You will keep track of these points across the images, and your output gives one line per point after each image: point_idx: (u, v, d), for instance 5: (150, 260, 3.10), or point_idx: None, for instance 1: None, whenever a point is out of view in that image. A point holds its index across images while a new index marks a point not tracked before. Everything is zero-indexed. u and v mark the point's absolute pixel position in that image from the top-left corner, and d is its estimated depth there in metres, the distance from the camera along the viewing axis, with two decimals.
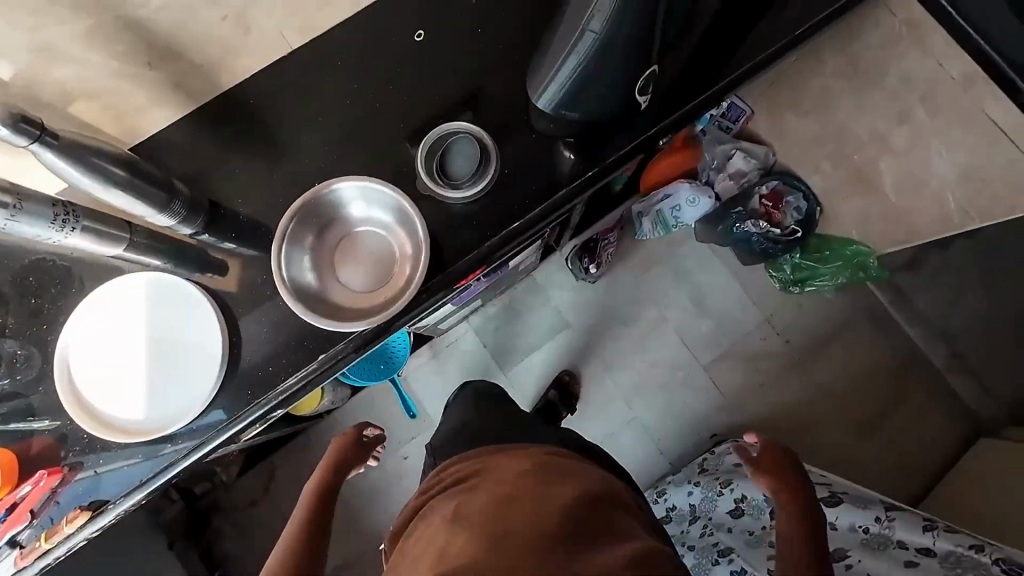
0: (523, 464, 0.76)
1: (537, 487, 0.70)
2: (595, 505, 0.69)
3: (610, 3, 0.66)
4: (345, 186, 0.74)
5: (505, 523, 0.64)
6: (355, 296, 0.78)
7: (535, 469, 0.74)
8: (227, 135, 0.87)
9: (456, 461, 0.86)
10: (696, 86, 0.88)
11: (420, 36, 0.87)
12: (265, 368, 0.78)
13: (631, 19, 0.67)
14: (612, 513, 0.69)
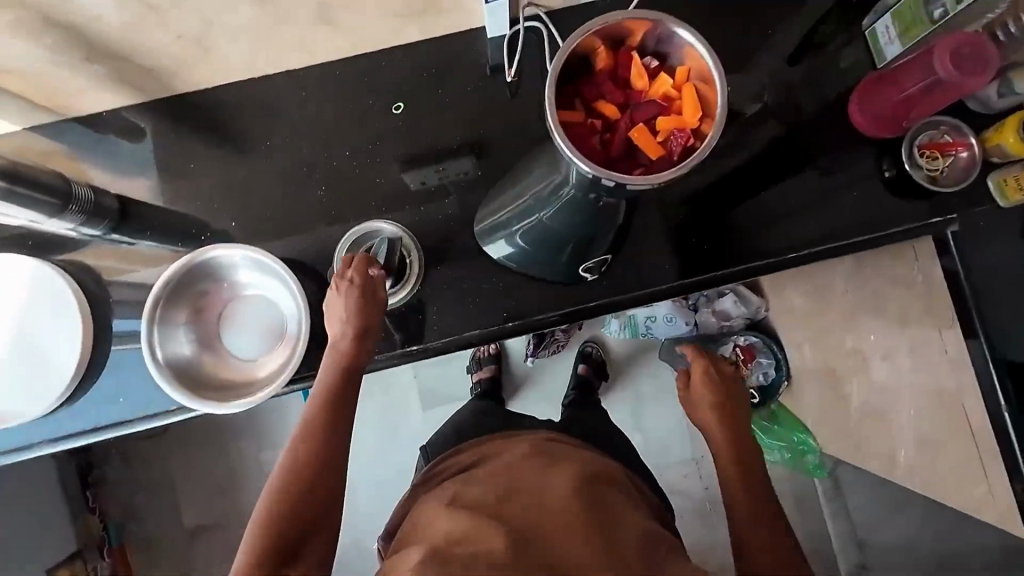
0: (519, 450, 0.74)
1: (532, 475, 0.67)
2: (597, 491, 0.66)
3: (551, 204, 0.66)
4: (228, 255, 0.70)
5: (508, 508, 0.61)
6: (232, 368, 0.73)
7: (530, 453, 0.72)
8: (172, 135, 0.83)
9: (449, 454, 0.82)
10: (655, 267, 0.81)
11: (397, 109, 0.82)
12: (116, 398, 0.77)
13: (575, 220, 0.66)
14: (610, 500, 0.67)
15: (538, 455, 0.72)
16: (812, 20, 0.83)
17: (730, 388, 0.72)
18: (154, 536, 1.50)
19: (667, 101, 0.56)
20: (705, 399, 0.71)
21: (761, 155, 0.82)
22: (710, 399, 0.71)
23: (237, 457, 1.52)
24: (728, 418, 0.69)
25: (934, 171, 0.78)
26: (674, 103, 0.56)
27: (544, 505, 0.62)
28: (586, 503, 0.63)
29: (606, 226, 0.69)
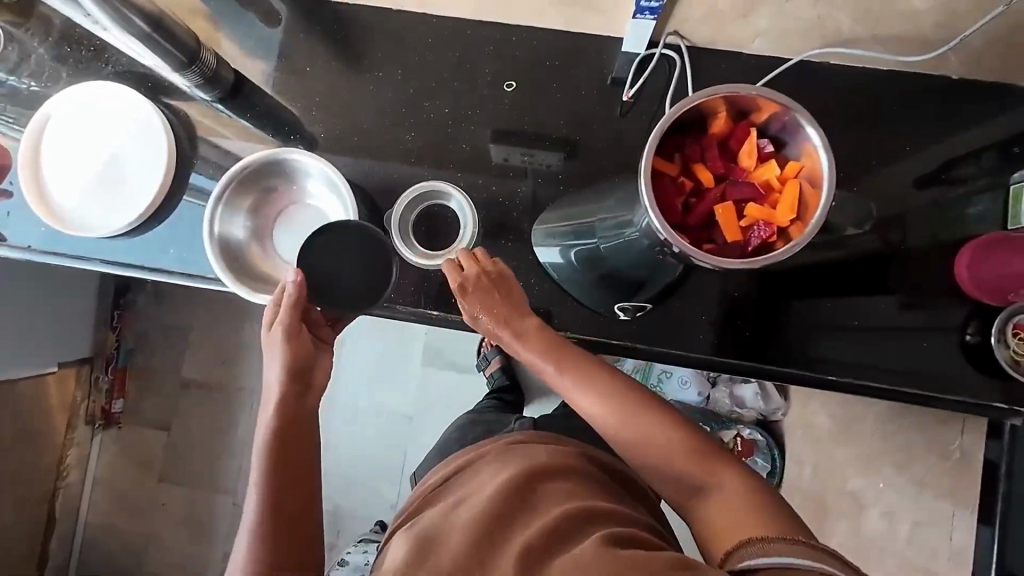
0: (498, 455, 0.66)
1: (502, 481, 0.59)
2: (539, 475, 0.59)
3: (618, 235, 0.65)
4: (304, 161, 0.74)
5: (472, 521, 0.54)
6: (273, 266, 0.77)
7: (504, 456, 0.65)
8: (303, 33, 0.87)
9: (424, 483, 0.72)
10: (693, 332, 0.79)
11: (509, 86, 0.83)
12: (167, 248, 0.82)
13: (632, 259, 0.65)
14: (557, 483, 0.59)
15: (477, 466, 0.66)
16: (957, 154, 0.77)
17: (561, 347, 0.65)
18: (154, 372, 1.63)
19: (765, 190, 0.54)
20: (574, 360, 0.64)
21: (843, 267, 0.78)
22: (603, 381, 0.63)
23: (247, 335, 1.61)
24: (588, 380, 0.63)
25: (1019, 354, 0.71)
26: (772, 193, 0.54)
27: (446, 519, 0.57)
28: (510, 501, 0.55)
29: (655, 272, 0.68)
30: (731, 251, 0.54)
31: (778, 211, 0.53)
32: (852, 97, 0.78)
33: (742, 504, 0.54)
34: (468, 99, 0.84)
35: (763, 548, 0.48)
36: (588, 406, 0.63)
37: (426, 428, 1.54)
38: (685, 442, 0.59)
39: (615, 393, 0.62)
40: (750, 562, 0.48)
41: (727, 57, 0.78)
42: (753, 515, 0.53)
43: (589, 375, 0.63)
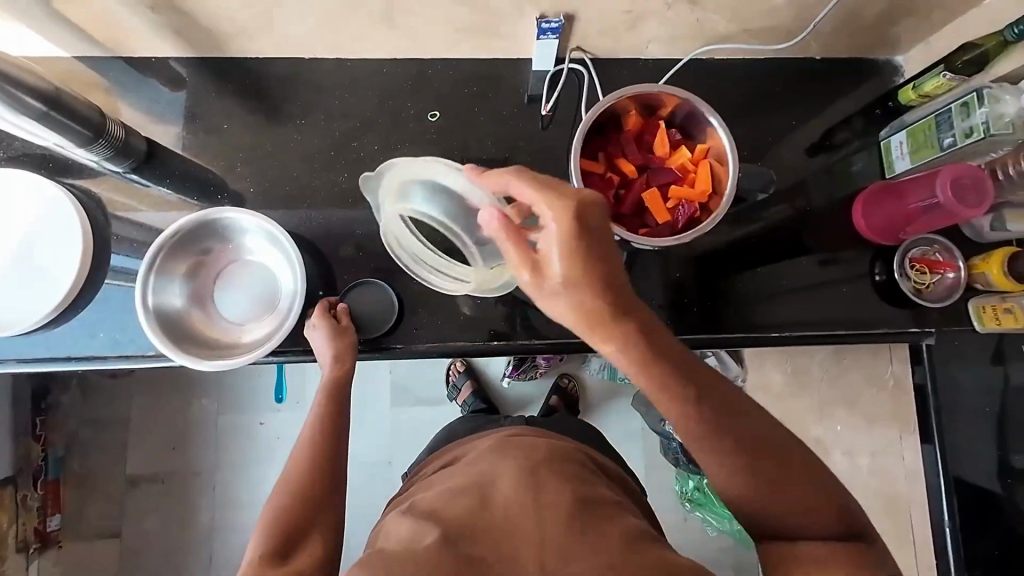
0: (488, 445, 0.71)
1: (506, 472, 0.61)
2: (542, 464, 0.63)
3: None
4: (238, 218, 0.72)
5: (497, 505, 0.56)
6: (219, 330, 0.74)
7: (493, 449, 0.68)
8: (213, 91, 0.85)
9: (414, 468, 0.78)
10: (648, 318, 0.83)
11: (431, 116, 0.86)
12: (96, 332, 0.76)
13: None
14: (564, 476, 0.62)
15: (491, 449, 0.68)
16: (834, 122, 0.89)
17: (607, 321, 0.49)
18: (95, 475, 1.47)
19: (683, 172, 0.59)
20: (651, 344, 0.49)
21: (763, 234, 0.86)
22: (670, 380, 0.49)
23: (197, 413, 1.50)
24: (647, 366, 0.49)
25: (920, 284, 0.82)
26: (689, 174, 0.60)
27: (509, 503, 0.56)
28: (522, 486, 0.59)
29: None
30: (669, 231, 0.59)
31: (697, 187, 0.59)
32: (739, 86, 0.88)
33: (833, 503, 0.52)
34: (395, 133, 0.85)
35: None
36: (621, 367, 0.50)
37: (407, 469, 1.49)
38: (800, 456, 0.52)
39: (688, 419, 0.51)
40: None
41: (626, 64, 0.85)
42: (828, 523, 0.51)
43: (625, 340, 0.49)
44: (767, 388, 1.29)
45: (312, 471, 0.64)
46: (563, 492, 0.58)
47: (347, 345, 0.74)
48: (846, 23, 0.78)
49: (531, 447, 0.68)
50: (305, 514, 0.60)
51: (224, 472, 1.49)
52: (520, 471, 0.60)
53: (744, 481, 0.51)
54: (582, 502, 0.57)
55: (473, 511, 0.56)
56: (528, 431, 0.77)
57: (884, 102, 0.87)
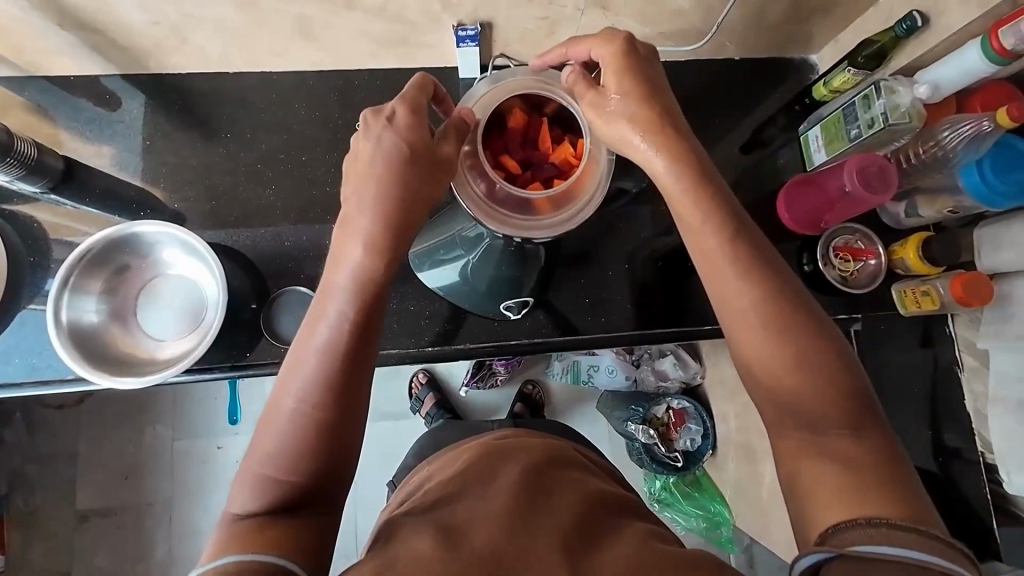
0: (488, 446, 0.68)
1: (485, 469, 0.62)
2: (538, 471, 0.62)
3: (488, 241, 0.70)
4: (156, 231, 0.71)
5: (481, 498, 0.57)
6: (139, 346, 0.72)
7: (489, 452, 0.66)
8: (134, 107, 0.84)
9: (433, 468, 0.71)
10: (586, 317, 0.83)
11: (360, 125, 0.86)
12: (11, 358, 0.74)
13: None
14: (559, 482, 0.62)
15: (487, 452, 0.67)
16: (756, 119, 0.92)
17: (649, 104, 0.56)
18: (41, 512, 1.40)
19: (566, 165, 0.64)
20: (690, 151, 0.55)
21: None
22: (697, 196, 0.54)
23: (151, 441, 1.45)
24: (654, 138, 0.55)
25: (845, 272, 0.84)
26: (570, 169, 0.64)
27: (499, 498, 0.57)
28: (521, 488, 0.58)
29: (519, 266, 0.78)
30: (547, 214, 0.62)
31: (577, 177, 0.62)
32: None
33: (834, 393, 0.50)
34: (325, 144, 0.85)
35: (880, 535, 0.43)
36: (632, 121, 0.56)
37: (372, 487, 1.46)
38: (809, 378, 0.50)
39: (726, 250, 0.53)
40: (867, 547, 0.43)
41: None
42: (857, 455, 0.48)
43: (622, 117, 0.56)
44: (722, 382, 1.31)
45: (305, 459, 0.51)
46: (568, 502, 0.58)
47: (377, 289, 0.55)
48: (754, 23, 0.81)
49: (528, 448, 0.68)
50: (299, 516, 0.49)
51: (181, 499, 1.43)
52: (522, 476, 0.60)
53: (780, 325, 0.51)
54: (584, 508, 0.58)
55: (450, 508, 0.57)
56: (516, 431, 0.75)
57: (801, 99, 0.90)
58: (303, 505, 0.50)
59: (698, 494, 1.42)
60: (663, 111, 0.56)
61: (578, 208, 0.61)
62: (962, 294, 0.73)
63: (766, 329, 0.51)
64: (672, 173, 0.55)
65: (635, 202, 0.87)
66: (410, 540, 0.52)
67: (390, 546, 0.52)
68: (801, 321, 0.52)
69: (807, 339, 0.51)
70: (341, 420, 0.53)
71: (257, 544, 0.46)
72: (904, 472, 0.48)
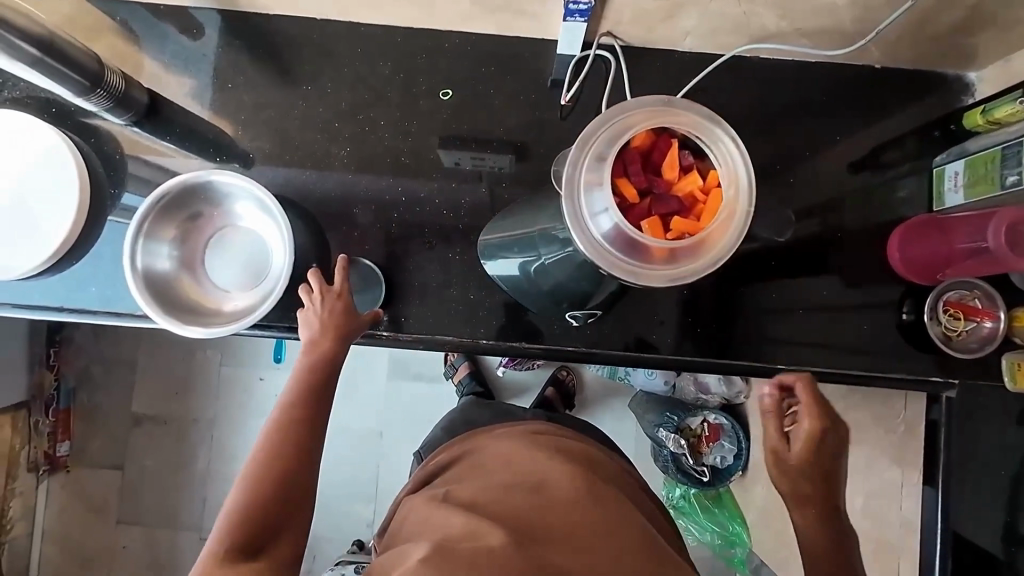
0: (521, 443, 0.64)
1: (535, 469, 0.60)
2: (591, 483, 0.59)
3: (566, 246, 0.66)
4: (227, 183, 0.70)
5: (532, 507, 0.54)
6: (206, 295, 0.73)
7: (535, 448, 0.63)
8: (219, 43, 0.81)
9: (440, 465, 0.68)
10: (650, 335, 0.79)
11: (443, 93, 0.80)
12: (87, 285, 0.76)
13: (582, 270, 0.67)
14: (611, 500, 0.58)
15: (533, 444, 0.64)
16: (885, 142, 0.80)
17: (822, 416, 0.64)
18: (102, 409, 1.53)
19: (690, 200, 0.55)
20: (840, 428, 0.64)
21: (787, 257, 0.79)
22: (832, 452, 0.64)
23: (202, 363, 1.53)
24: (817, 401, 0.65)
25: (950, 331, 0.75)
26: (693, 204, 0.55)
27: (553, 509, 0.54)
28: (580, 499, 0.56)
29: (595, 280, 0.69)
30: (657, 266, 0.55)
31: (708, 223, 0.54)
32: (783, 92, 0.80)
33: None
34: (404, 108, 0.81)
35: None
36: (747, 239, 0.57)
37: (398, 442, 1.51)
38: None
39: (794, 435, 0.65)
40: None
41: (660, 56, 0.78)
42: None
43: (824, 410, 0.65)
44: (770, 409, 1.25)
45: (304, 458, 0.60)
46: (622, 525, 0.55)
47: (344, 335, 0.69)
48: (913, 30, 0.69)
49: (575, 452, 0.65)
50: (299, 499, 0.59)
51: (223, 421, 1.53)
52: (579, 486, 0.57)
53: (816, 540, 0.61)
54: (640, 539, 0.54)
55: (505, 503, 0.55)
56: (549, 425, 0.72)
57: (946, 124, 0.78)
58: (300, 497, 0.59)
59: (717, 509, 1.39)
60: (827, 424, 0.63)
61: (702, 261, 0.54)
62: None
63: (821, 520, 0.62)
64: (773, 392, 0.66)
65: None
66: (452, 532, 0.51)
67: (428, 530, 0.53)
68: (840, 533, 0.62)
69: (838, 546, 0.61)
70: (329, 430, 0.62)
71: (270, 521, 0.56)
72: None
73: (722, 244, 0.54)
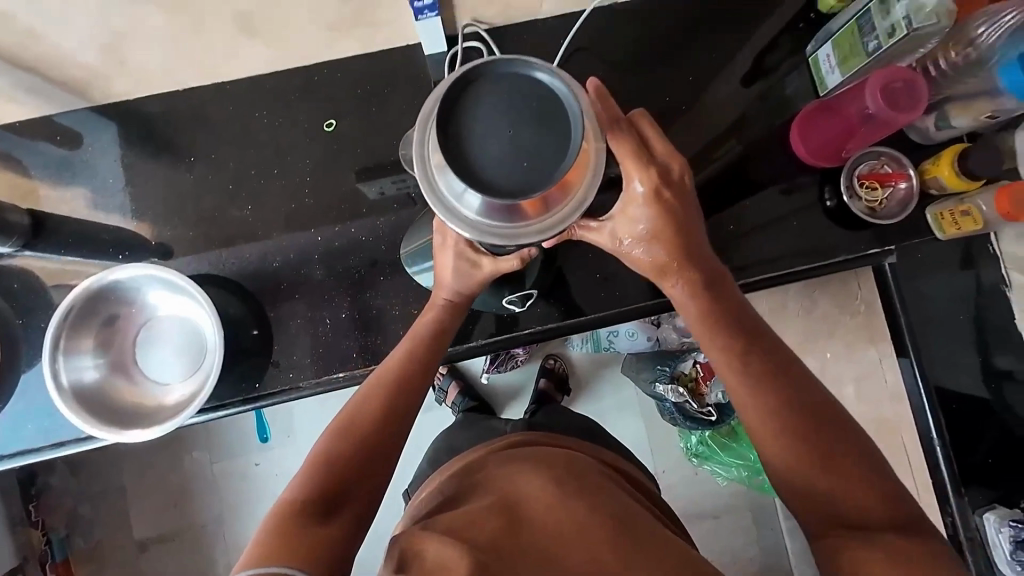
0: (488, 464, 0.62)
1: (507, 480, 0.57)
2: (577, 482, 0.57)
3: None
4: (130, 275, 0.67)
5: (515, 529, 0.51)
6: (147, 393, 0.70)
7: (501, 461, 0.61)
8: (92, 141, 0.79)
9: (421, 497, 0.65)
10: (599, 297, 0.79)
11: (327, 125, 0.79)
12: (24, 422, 0.73)
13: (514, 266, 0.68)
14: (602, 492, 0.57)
15: (501, 459, 0.62)
16: (761, 47, 0.83)
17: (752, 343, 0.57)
18: (99, 550, 1.41)
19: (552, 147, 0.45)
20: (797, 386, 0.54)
21: (704, 180, 0.81)
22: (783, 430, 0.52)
23: (191, 467, 1.43)
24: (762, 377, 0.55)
25: (873, 202, 0.77)
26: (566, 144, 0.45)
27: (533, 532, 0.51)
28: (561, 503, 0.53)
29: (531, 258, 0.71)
30: (546, 215, 0.45)
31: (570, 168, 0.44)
32: (650, 29, 0.82)
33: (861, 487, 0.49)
34: (298, 150, 0.80)
35: None
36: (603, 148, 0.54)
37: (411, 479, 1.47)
38: (774, 419, 0.52)
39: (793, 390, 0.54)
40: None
41: (523, 29, 0.80)
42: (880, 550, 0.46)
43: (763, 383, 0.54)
44: None
45: (342, 471, 0.56)
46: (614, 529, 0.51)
47: (442, 331, 0.66)
48: None
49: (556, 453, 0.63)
50: (331, 527, 0.52)
51: (229, 521, 1.42)
52: (552, 488, 0.55)
53: (739, 304, 0.59)
54: (639, 535, 0.52)
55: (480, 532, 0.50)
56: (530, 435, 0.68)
57: (804, 17, 0.82)
58: (333, 515, 0.53)
59: (737, 444, 1.39)
60: (770, 353, 0.56)
61: (569, 210, 0.46)
62: (1010, 209, 0.67)
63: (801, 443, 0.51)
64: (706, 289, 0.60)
65: None
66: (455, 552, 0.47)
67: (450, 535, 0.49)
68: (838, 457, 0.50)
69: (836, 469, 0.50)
70: (382, 442, 0.58)
71: (298, 556, 0.48)
72: (874, 453, 0.51)
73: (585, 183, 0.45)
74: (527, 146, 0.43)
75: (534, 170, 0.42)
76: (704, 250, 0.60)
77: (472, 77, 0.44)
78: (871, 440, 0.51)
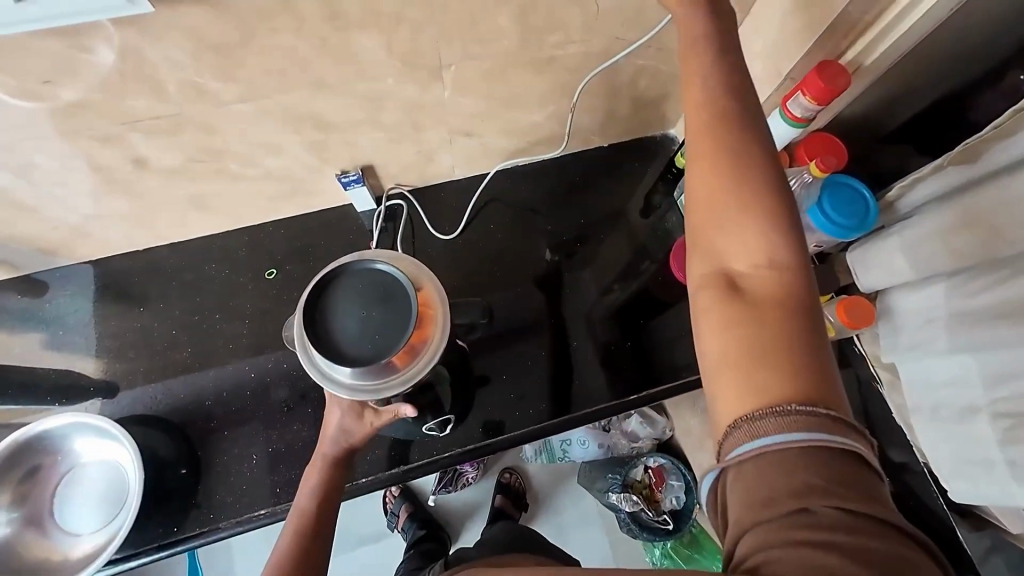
0: None
1: None
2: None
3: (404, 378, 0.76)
4: (58, 425, 0.71)
5: None
6: (60, 546, 0.70)
7: None
8: (48, 298, 0.87)
9: None
10: (516, 416, 0.85)
11: (269, 273, 0.90)
12: None
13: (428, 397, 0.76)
14: None
15: None
16: (640, 193, 1.01)
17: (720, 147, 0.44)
18: None
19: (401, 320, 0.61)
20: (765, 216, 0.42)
21: (604, 302, 0.93)
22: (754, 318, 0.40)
23: None
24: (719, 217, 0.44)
25: None
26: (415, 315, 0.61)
27: None
28: None
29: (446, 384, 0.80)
30: (400, 372, 0.59)
31: (420, 328, 0.60)
32: (548, 183, 1.00)
33: (755, 368, 0.39)
34: (241, 295, 0.89)
35: (786, 424, 0.37)
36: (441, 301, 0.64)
37: None
38: (725, 271, 0.43)
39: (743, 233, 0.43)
40: (732, 454, 0.39)
41: (441, 188, 0.96)
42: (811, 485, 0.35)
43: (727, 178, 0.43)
44: (691, 432, 1.31)
45: None
46: None
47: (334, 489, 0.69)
48: (606, 120, 0.93)
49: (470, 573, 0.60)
50: None
51: None
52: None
53: (740, 181, 0.43)
54: None
55: None
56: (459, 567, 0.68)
57: (670, 169, 0.99)
58: None
59: (699, 554, 1.33)
60: (743, 178, 0.43)
61: (425, 360, 0.60)
62: (848, 320, 0.79)
63: (754, 366, 0.39)
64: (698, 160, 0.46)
65: (541, 292, 0.93)
66: None
67: None
68: (771, 368, 0.39)
69: (787, 339, 0.40)
70: None
71: None
72: (810, 365, 0.39)
73: (436, 338, 0.62)
74: (376, 325, 0.58)
75: (382, 339, 0.58)
76: (699, 99, 0.46)
77: (332, 276, 0.61)
78: (823, 337, 0.40)
